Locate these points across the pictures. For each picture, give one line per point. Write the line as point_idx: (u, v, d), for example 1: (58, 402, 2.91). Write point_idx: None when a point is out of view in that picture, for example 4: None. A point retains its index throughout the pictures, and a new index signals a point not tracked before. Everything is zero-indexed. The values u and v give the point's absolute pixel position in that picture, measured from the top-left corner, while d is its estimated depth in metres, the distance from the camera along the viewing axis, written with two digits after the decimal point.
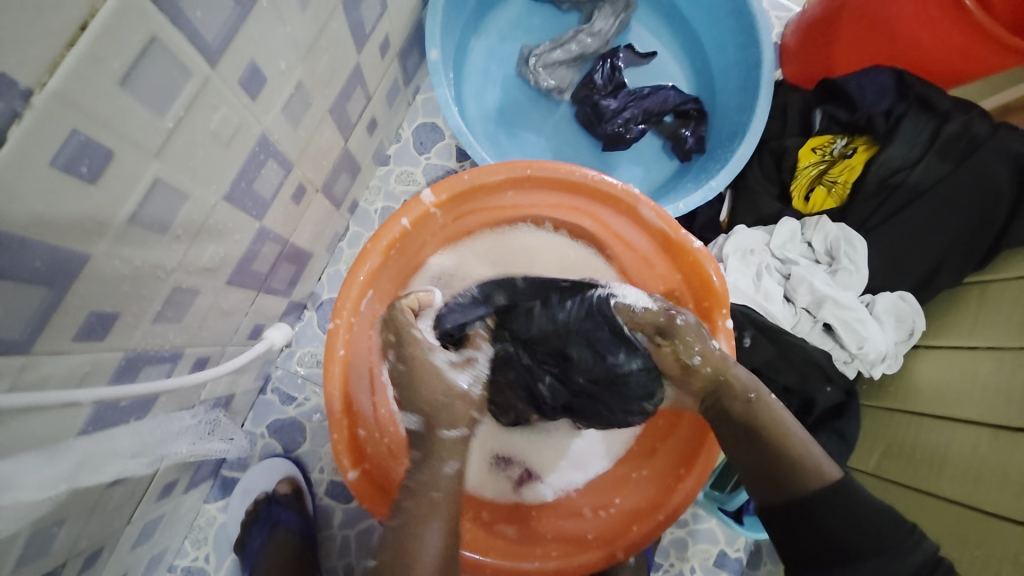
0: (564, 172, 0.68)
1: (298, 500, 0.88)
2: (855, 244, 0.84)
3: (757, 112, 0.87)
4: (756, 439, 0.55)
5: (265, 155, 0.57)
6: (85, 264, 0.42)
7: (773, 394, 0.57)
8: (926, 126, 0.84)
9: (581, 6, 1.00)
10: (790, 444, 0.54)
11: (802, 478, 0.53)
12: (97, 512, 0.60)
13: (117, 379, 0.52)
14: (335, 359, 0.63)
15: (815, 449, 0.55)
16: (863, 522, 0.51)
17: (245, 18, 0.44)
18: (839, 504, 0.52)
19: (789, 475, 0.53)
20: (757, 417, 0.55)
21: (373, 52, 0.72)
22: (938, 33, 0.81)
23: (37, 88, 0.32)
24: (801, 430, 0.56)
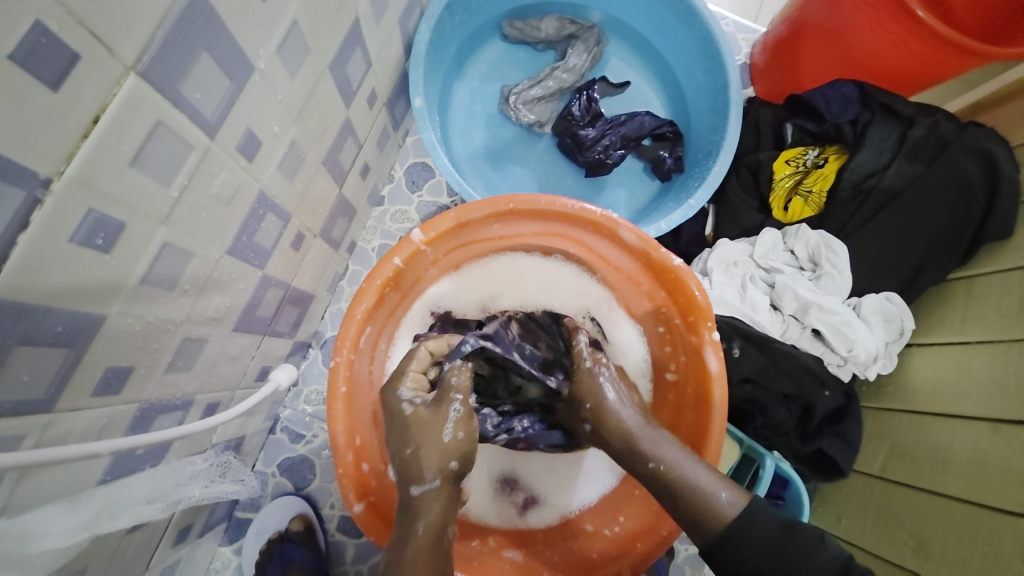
0: (543, 203, 0.72)
1: (311, 538, 0.89)
2: (834, 249, 0.87)
3: (728, 131, 0.91)
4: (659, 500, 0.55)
5: (264, 210, 0.62)
6: (101, 323, 0.45)
7: (656, 460, 0.56)
8: (893, 131, 0.87)
9: (555, 44, 1.06)
10: (686, 498, 0.53)
11: (709, 524, 0.51)
12: (117, 559, 0.62)
13: (132, 428, 0.55)
14: (337, 398, 0.65)
15: (705, 487, 0.53)
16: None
17: (239, 93, 0.49)
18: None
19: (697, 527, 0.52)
20: (655, 481, 0.55)
21: (361, 104, 0.77)
22: (895, 42, 0.84)
23: (58, 176, 0.36)
24: (688, 464, 0.55)
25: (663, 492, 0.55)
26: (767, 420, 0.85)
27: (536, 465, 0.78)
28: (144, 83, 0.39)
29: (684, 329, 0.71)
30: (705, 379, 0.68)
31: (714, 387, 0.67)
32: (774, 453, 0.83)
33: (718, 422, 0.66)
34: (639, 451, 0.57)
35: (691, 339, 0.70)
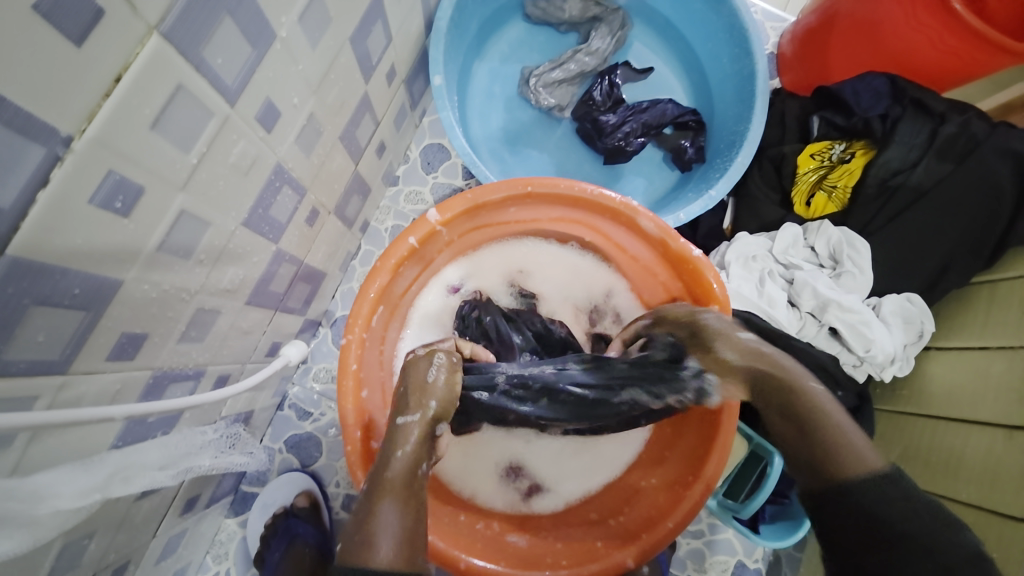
0: (562, 187, 0.70)
1: (316, 514, 0.90)
2: (857, 246, 0.85)
3: (753, 122, 0.89)
4: (796, 422, 0.51)
5: (280, 183, 0.61)
6: (117, 289, 0.45)
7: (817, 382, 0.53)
8: (924, 127, 0.84)
9: (578, 27, 1.04)
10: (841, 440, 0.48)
11: (847, 463, 0.46)
12: (126, 524, 0.62)
13: (145, 396, 0.55)
14: (348, 373, 0.65)
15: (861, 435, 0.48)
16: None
17: (261, 60, 0.48)
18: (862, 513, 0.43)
19: (829, 458, 0.47)
20: (803, 408, 0.51)
21: (379, 80, 0.76)
22: (930, 37, 0.81)
23: (78, 135, 0.36)
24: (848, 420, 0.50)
25: (808, 424, 0.50)
26: None
27: (546, 456, 0.77)
28: (167, 44, 0.38)
29: None
30: None
31: None
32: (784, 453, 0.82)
33: (729, 415, 0.65)
34: (794, 387, 0.53)
35: None
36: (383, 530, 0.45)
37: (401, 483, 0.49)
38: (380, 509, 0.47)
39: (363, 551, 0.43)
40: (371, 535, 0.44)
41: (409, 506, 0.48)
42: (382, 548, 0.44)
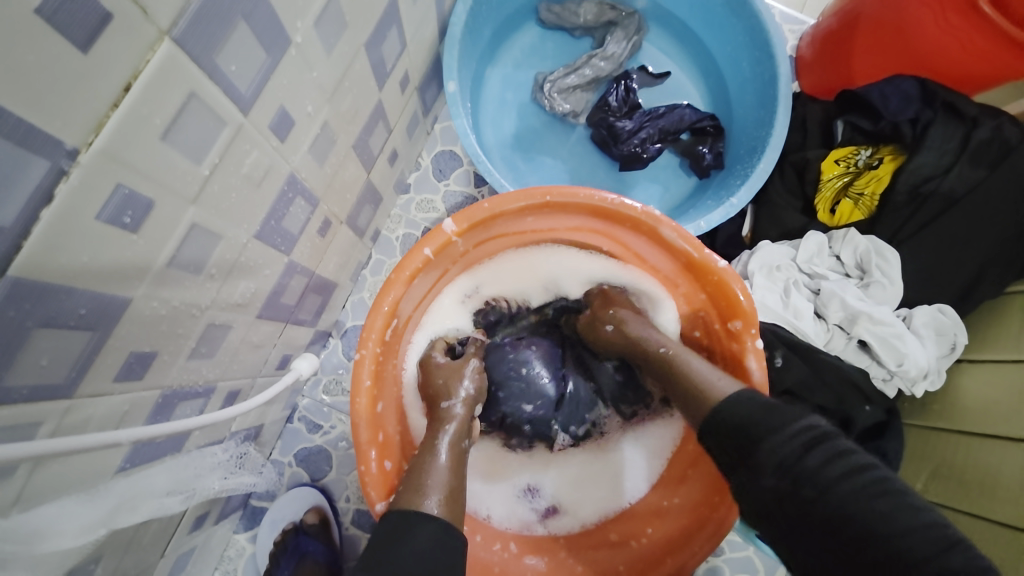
0: (583, 196, 0.68)
1: (325, 531, 0.88)
2: (886, 256, 0.82)
3: (775, 126, 0.86)
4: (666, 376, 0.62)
5: (293, 193, 0.59)
6: (126, 307, 0.43)
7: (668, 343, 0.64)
8: (956, 132, 0.81)
9: (593, 31, 1.02)
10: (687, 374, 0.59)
11: (705, 395, 0.56)
12: (133, 547, 0.60)
13: (153, 416, 0.53)
14: (361, 390, 0.63)
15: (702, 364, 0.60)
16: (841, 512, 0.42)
17: (275, 67, 0.46)
18: (721, 427, 0.52)
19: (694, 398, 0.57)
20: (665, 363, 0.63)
21: (393, 87, 0.74)
22: (960, 39, 0.79)
23: (85, 147, 0.34)
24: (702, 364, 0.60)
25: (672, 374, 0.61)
26: None
27: (567, 477, 0.77)
28: (179, 51, 0.36)
29: (724, 334, 0.68)
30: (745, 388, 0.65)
31: None
32: None
33: None
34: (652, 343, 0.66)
35: (731, 345, 0.67)
36: (431, 485, 0.56)
37: (448, 447, 0.61)
38: (432, 465, 0.58)
39: (417, 496, 0.54)
40: (420, 488, 0.55)
41: (455, 467, 0.59)
42: (427, 497, 0.54)
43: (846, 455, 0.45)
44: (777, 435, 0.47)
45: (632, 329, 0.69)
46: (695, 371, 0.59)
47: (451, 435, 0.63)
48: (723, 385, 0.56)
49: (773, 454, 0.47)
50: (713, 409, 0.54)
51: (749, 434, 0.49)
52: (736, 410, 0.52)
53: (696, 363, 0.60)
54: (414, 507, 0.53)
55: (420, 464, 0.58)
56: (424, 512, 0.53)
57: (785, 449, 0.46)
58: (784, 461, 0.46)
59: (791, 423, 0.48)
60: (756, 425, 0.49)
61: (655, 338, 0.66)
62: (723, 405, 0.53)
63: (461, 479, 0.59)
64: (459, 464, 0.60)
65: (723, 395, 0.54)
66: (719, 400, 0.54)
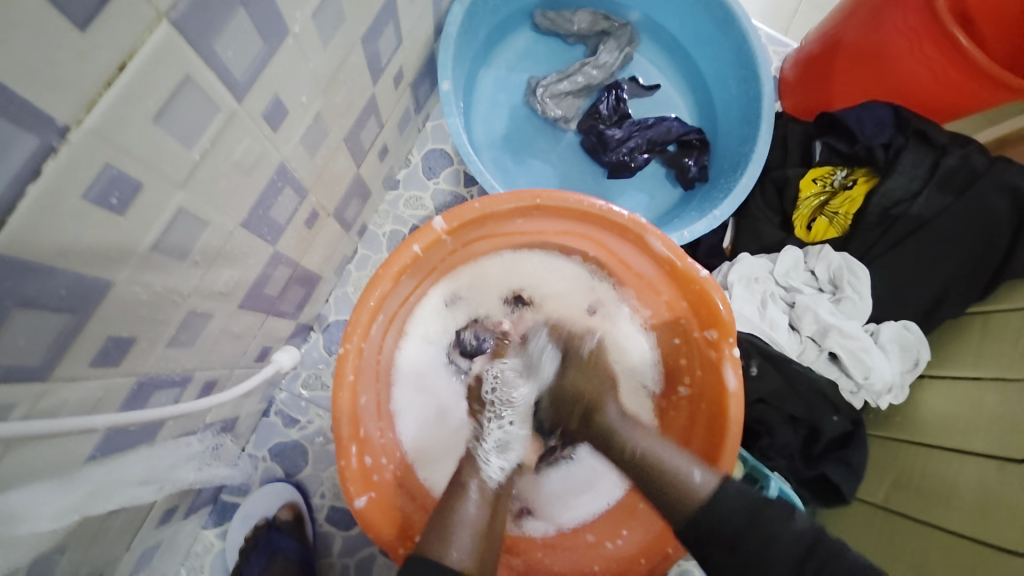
0: (572, 201, 0.69)
1: (298, 528, 0.87)
2: (857, 273, 0.86)
3: (758, 143, 0.89)
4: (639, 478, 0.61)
5: (282, 183, 0.59)
6: (107, 291, 0.42)
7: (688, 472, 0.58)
8: (925, 159, 0.85)
9: (586, 40, 1.04)
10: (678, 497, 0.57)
11: (683, 503, 0.56)
12: (98, 539, 0.59)
13: (128, 403, 0.52)
14: (343, 384, 0.62)
15: (676, 458, 0.60)
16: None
17: (271, 55, 0.46)
18: (712, 528, 0.54)
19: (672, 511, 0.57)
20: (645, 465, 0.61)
21: (387, 83, 0.74)
22: (933, 70, 0.83)
23: (75, 125, 0.33)
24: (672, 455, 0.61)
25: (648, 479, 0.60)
26: (773, 442, 0.82)
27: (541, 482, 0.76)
28: (176, 33, 0.36)
29: (703, 342, 0.69)
30: (722, 396, 0.67)
31: (731, 404, 0.65)
32: (778, 475, 0.80)
33: (733, 439, 0.64)
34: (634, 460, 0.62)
35: (709, 354, 0.69)
36: (457, 534, 0.56)
37: (478, 497, 0.62)
38: (455, 518, 0.58)
39: (442, 547, 0.54)
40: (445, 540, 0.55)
41: (485, 511, 0.60)
42: (454, 548, 0.54)
43: (835, 552, 0.51)
44: (777, 539, 0.51)
45: (610, 412, 0.67)
46: (667, 464, 0.60)
47: (479, 482, 0.63)
48: (698, 476, 0.57)
49: (779, 559, 0.51)
50: (693, 515, 0.55)
51: (753, 531, 0.52)
52: (729, 508, 0.54)
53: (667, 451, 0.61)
54: (438, 559, 0.53)
55: (448, 514, 0.58)
56: (449, 565, 0.52)
57: (783, 554, 0.51)
58: (784, 563, 0.51)
59: (789, 523, 0.52)
60: (750, 524, 0.52)
61: (624, 436, 0.64)
62: (712, 499, 0.55)
63: (493, 524, 0.60)
64: (490, 516, 0.60)
65: (704, 495, 0.56)
66: (701, 499, 0.55)
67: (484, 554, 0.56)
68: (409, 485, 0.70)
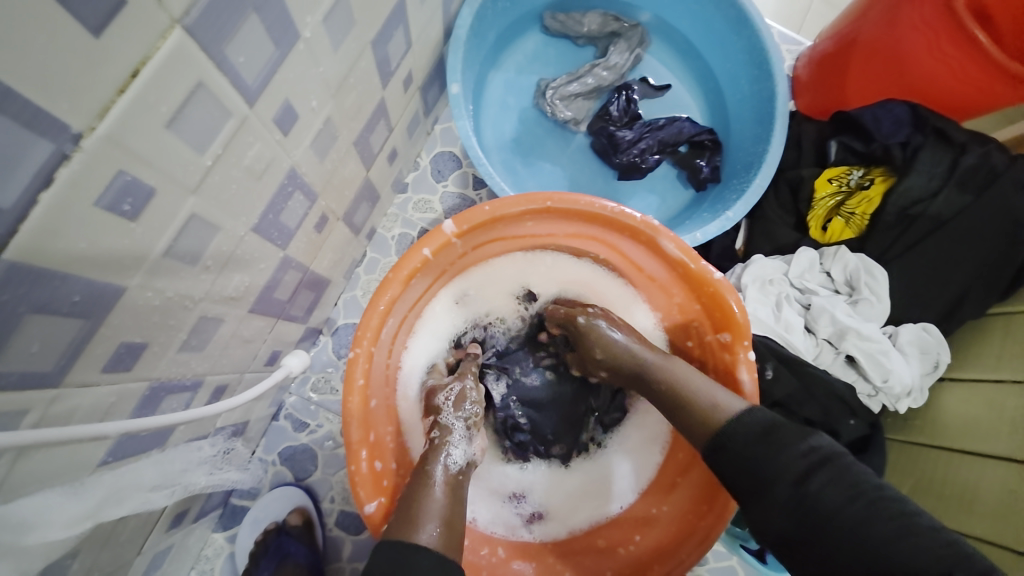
0: (583, 204, 0.68)
1: (308, 533, 0.86)
2: (874, 275, 0.84)
3: (772, 143, 0.88)
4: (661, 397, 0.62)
5: (293, 188, 0.58)
6: (119, 296, 0.42)
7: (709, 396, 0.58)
8: (944, 157, 0.83)
9: (596, 41, 1.03)
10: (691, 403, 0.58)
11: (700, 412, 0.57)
12: (110, 544, 0.59)
13: (140, 408, 0.52)
14: (354, 389, 0.62)
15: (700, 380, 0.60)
16: (836, 540, 0.45)
17: (283, 60, 0.46)
18: (728, 445, 0.53)
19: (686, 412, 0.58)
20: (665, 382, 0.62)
21: (396, 86, 0.74)
22: (952, 67, 0.81)
23: (88, 132, 0.33)
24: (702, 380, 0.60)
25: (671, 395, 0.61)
26: None
27: (555, 484, 0.77)
28: (189, 39, 0.36)
29: (716, 346, 0.68)
30: (736, 399, 0.65)
31: None
32: None
33: None
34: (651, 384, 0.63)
35: (723, 357, 0.67)
36: (426, 515, 0.54)
37: (444, 480, 0.60)
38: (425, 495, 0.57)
39: (410, 528, 0.52)
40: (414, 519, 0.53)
41: (451, 494, 0.58)
42: (424, 527, 0.53)
43: (845, 468, 0.48)
44: (781, 462, 0.50)
45: (614, 337, 0.68)
46: (693, 393, 0.59)
47: (443, 466, 0.61)
48: (721, 398, 0.57)
49: (779, 477, 0.49)
50: (714, 429, 0.55)
51: (758, 462, 0.51)
52: (745, 427, 0.53)
53: (692, 378, 0.60)
54: (406, 540, 0.51)
55: (414, 497, 0.56)
56: (420, 545, 0.51)
57: (795, 478, 0.49)
58: (785, 493, 0.49)
59: (794, 445, 0.50)
60: (761, 452, 0.51)
61: (640, 353, 0.66)
62: (729, 424, 0.54)
63: (457, 509, 0.57)
64: (455, 500, 0.58)
65: (726, 412, 0.55)
66: (717, 425, 0.55)
67: (453, 535, 0.54)
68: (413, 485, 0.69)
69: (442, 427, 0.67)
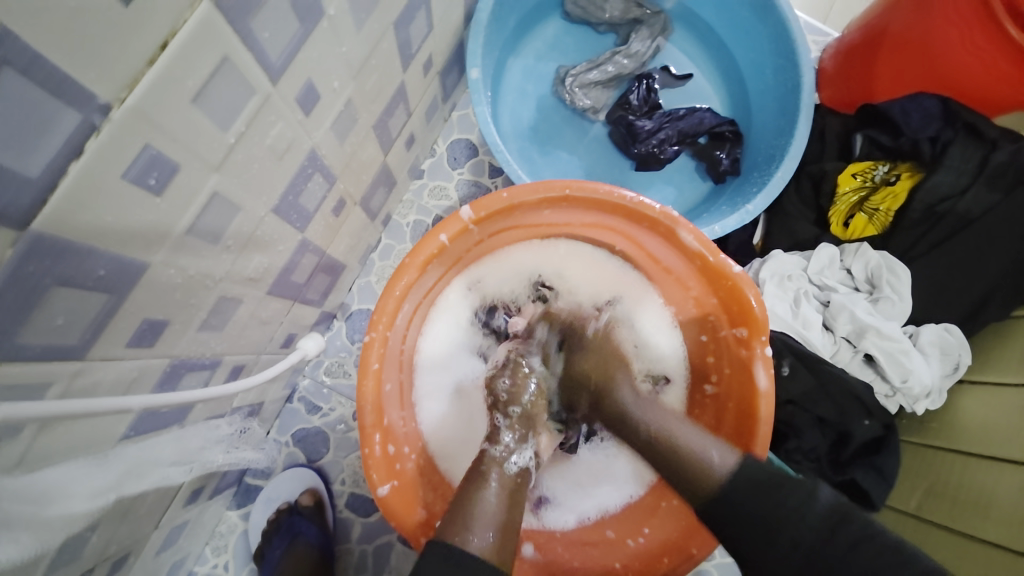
0: (602, 193, 0.68)
1: (320, 513, 0.88)
2: (897, 272, 0.83)
3: (795, 136, 0.86)
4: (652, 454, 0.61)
5: (313, 169, 0.58)
6: (143, 272, 0.43)
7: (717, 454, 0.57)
8: (974, 154, 0.81)
9: (618, 28, 1.01)
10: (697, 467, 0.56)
11: (699, 478, 0.56)
12: (129, 517, 0.60)
13: (161, 384, 0.52)
14: (369, 372, 0.62)
15: (692, 435, 0.59)
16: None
17: (307, 38, 0.46)
18: (735, 501, 0.53)
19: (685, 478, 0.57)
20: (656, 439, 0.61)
21: (416, 70, 0.74)
22: (984, 61, 0.79)
23: (116, 103, 0.33)
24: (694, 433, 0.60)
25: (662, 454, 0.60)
26: (800, 444, 0.80)
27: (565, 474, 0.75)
28: (215, 11, 0.35)
29: (732, 340, 0.67)
30: (752, 395, 0.65)
31: (761, 405, 0.63)
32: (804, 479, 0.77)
33: (762, 443, 0.62)
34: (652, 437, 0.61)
35: (740, 352, 0.67)
36: (478, 520, 0.54)
37: (500, 485, 0.58)
38: (478, 496, 0.56)
39: (460, 531, 0.53)
40: (467, 523, 0.53)
41: (505, 501, 0.57)
42: (476, 533, 0.52)
43: (867, 533, 0.49)
44: (799, 514, 0.50)
45: (624, 398, 0.65)
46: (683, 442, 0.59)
47: (500, 472, 0.60)
48: (716, 456, 0.56)
49: (801, 536, 0.49)
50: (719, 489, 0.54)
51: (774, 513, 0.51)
52: (751, 476, 0.54)
53: (684, 432, 0.60)
54: (458, 544, 0.51)
55: (467, 498, 0.56)
56: (473, 553, 0.50)
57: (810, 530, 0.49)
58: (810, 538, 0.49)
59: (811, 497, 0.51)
60: (774, 500, 0.51)
61: (638, 416, 0.63)
62: (729, 482, 0.54)
63: (513, 515, 0.57)
64: (509, 504, 0.57)
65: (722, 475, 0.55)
66: (717, 482, 0.55)
67: (506, 543, 0.54)
68: (429, 475, 0.70)
69: (513, 417, 0.65)
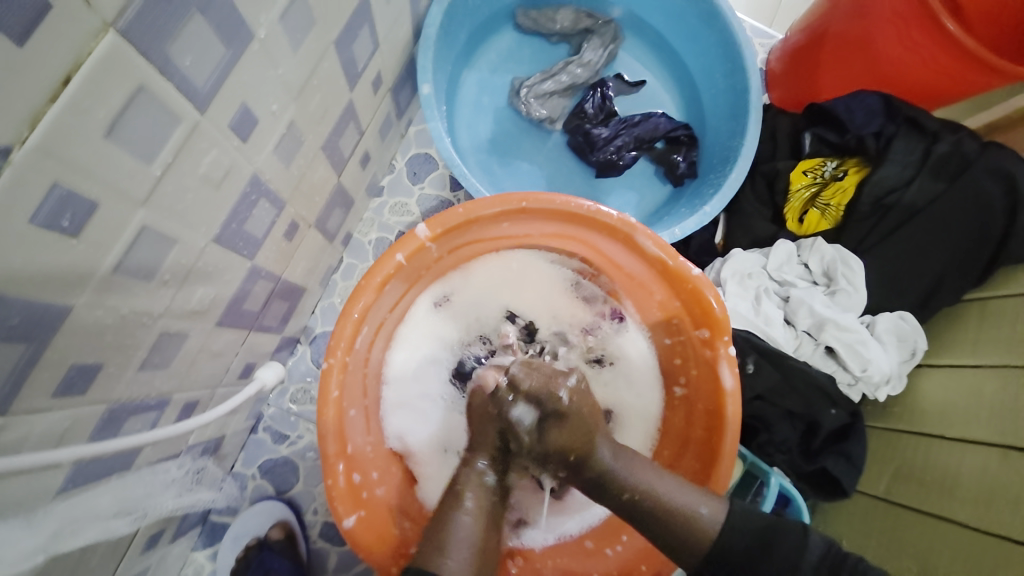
0: (559, 203, 0.67)
1: (291, 546, 0.84)
2: (851, 265, 0.84)
3: (747, 137, 0.88)
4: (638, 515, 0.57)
5: (257, 195, 0.56)
6: (67, 315, 0.40)
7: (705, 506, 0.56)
8: (917, 146, 0.84)
9: (570, 38, 1.03)
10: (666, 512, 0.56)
11: (695, 537, 0.55)
12: (78, 572, 0.56)
13: (100, 432, 0.49)
14: (328, 401, 0.60)
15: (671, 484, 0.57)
16: None
17: (235, 62, 0.44)
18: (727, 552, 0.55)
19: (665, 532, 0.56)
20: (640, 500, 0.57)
21: (365, 88, 0.72)
22: (923, 57, 0.82)
23: (17, 144, 0.31)
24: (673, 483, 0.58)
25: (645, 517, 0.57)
26: (772, 437, 0.80)
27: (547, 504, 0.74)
28: (124, 41, 0.34)
29: (698, 341, 0.67)
30: (717, 394, 0.65)
31: (729, 404, 0.63)
32: (777, 471, 0.78)
33: (731, 441, 0.63)
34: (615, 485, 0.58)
35: (705, 353, 0.67)
36: (455, 543, 0.53)
37: (474, 505, 0.57)
38: (453, 523, 0.55)
39: (438, 557, 0.52)
40: (444, 548, 0.53)
41: (480, 522, 0.57)
42: (451, 555, 0.52)
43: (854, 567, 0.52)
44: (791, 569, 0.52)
45: (602, 456, 0.59)
46: (671, 503, 0.56)
47: (476, 489, 0.59)
48: (706, 511, 0.56)
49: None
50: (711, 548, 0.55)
51: (761, 562, 0.54)
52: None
53: (664, 487, 0.57)
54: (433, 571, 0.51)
55: (445, 522, 0.56)
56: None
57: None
58: None
59: (800, 551, 0.53)
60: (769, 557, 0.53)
61: (622, 478, 0.58)
62: (722, 531, 0.55)
63: (490, 541, 0.56)
64: (485, 527, 0.57)
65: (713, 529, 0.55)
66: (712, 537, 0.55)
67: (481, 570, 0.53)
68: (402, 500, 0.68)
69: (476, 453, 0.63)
